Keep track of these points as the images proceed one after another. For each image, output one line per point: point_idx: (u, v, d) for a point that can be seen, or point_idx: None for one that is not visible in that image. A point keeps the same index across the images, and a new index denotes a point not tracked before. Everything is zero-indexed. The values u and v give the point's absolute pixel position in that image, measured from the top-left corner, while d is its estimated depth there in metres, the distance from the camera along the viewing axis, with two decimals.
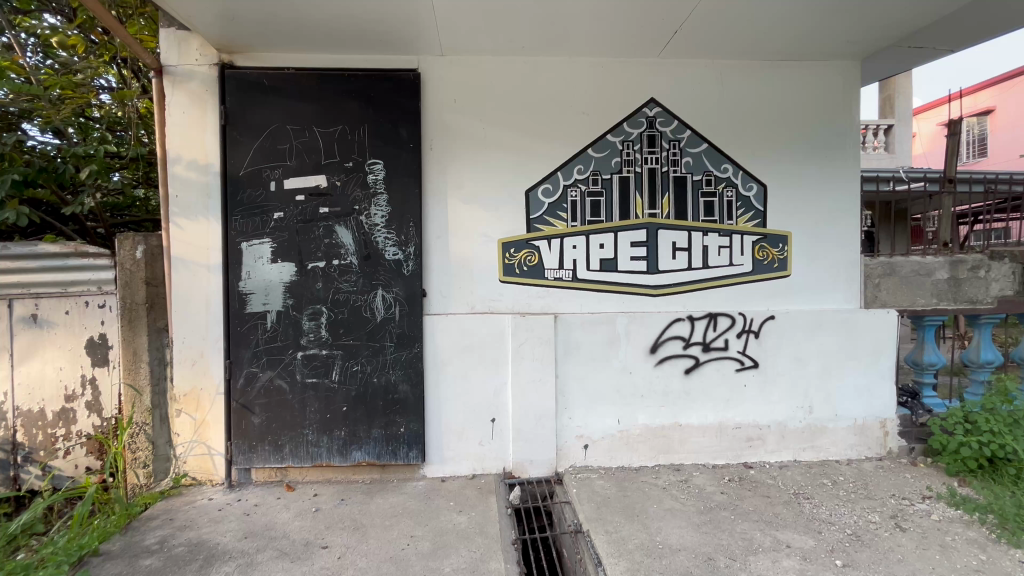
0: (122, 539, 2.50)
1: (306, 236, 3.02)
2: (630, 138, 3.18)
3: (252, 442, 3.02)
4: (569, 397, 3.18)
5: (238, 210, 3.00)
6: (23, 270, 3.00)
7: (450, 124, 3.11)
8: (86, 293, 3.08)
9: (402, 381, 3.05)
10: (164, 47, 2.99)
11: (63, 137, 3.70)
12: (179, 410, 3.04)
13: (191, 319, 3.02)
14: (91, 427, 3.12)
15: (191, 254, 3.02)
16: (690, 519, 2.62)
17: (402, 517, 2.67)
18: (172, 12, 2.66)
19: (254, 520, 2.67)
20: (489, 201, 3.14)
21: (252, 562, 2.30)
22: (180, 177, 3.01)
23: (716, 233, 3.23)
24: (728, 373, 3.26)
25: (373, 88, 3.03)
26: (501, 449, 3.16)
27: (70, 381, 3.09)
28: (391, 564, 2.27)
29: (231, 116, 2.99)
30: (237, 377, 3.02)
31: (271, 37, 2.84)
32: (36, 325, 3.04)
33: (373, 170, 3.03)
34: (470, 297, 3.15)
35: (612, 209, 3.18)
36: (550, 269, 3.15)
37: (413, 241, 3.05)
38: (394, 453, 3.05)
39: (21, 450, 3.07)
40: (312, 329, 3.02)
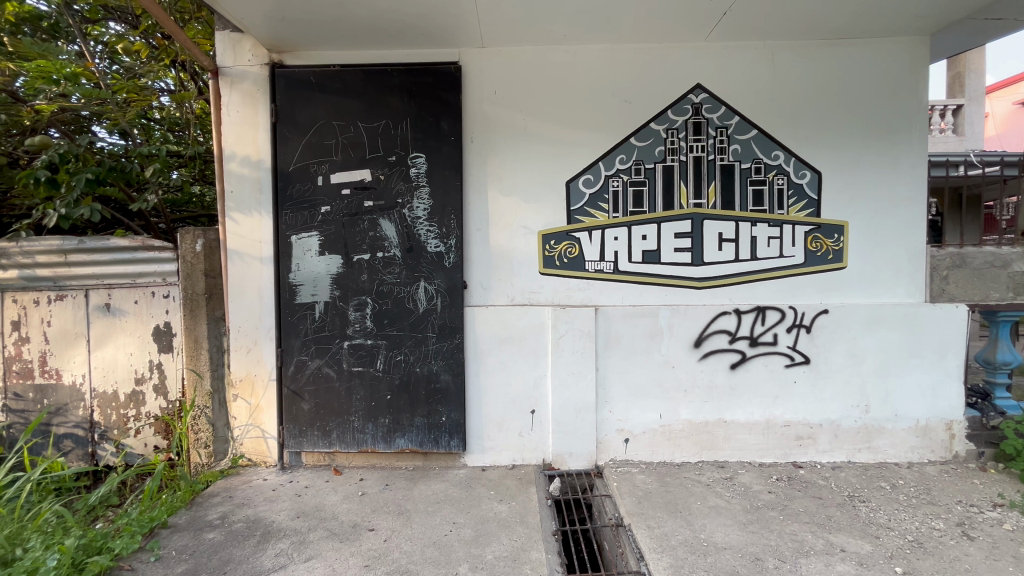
0: (187, 513, 2.68)
1: (351, 229, 3.10)
2: (674, 126, 3.09)
3: (303, 426, 3.16)
4: (609, 391, 3.15)
5: (287, 204, 3.12)
6: (99, 262, 3.26)
7: (490, 116, 3.11)
8: (152, 284, 3.30)
9: (444, 371, 3.10)
10: (219, 49, 3.14)
11: (128, 138, 4.00)
12: (236, 395, 3.21)
13: (246, 308, 3.18)
14: (158, 409, 3.34)
15: (245, 246, 3.17)
16: (736, 518, 2.55)
17: (444, 503, 2.74)
18: (226, 14, 2.76)
19: (305, 501, 2.80)
20: (529, 193, 3.13)
21: (304, 541, 2.41)
22: (235, 173, 3.16)
23: (765, 223, 3.09)
24: (777, 369, 3.14)
25: (415, 82, 3.07)
26: (541, 440, 3.17)
27: (139, 365, 3.32)
28: (434, 549, 2.33)
29: (281, 113, 3.11)
30: (288, 364, 3.15)
31: (318, 35, 2.92)
32: (110, 313, 3.30)
33: (416, 164, 3.07)
34: (509, 290, 3.16)
35: (655, 200, 3.10)
36: (590, 261, 3.12)
37: (454, 233, 3.08)
38: (436, 442, 3.12)
39: (98, 428, 3.35)
40: (357, 319, 3.12)
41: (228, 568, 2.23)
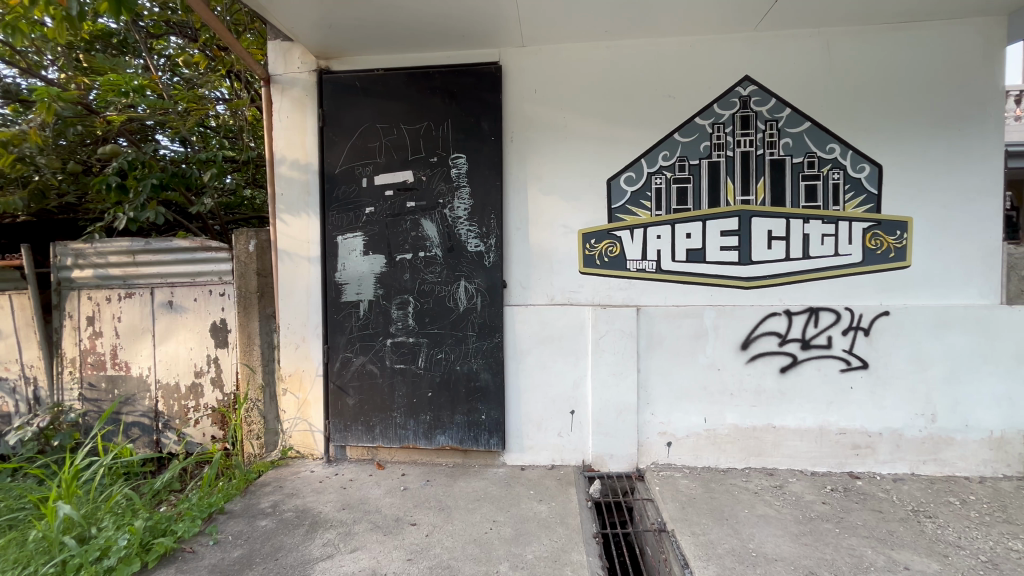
0: (242, 500, 2.82)
1: (394, 229, 3.17)
2: (720, 120, 2.99)
3: (348, 421, 3.26)
4: (651, 392, 3.08)
5: (334, 205, 3.22)
6: (163, 262, 3.49)
7: (530, 115, 3.11)
8: (210, 282, 3.50)
9: (484, 369, 3.12)
10: (271, 58, 3.28)
11: (187, 145, 4.25)
12: (286, 389, 3.35)
13: (295, 306, 3.31)
14: (215, 401, 3.52)
15: (294, 247, 3.30)
16: (787, 529, 2.44)
17: (484, 501, 2.76)
18: (277, 24, 2.88)
19: (350, 494, 2.89)
20: (569, 192, 3.10)
21: (350, 532, 2.49)
22: (285, 176, 3.30)
23: (819, 220, 2.94)
24: (831, 374, 2.98)
25: (456, 83, 3.10)
26: (580, 441, 3.14)
27: (198, 359, 3.51)
28: (475, 546, 2.35)
29: (327, 118, 3.21)
30: (334, 360, 3.26)
31: (362, 41, 3.00)
32: (172, 309, 3.51)
33: (457, 164, 3.11)
34: (549, 289, 3.14)
35: (700, 197, 3.01)
36: (632, 259, 3.06)
37: (494, 232, 3.09)
38: (476, 439, 3.15)
39: (162, 417, 3.57)
40: (400, 317, 3.18)
41: (279, 555, 2.32)
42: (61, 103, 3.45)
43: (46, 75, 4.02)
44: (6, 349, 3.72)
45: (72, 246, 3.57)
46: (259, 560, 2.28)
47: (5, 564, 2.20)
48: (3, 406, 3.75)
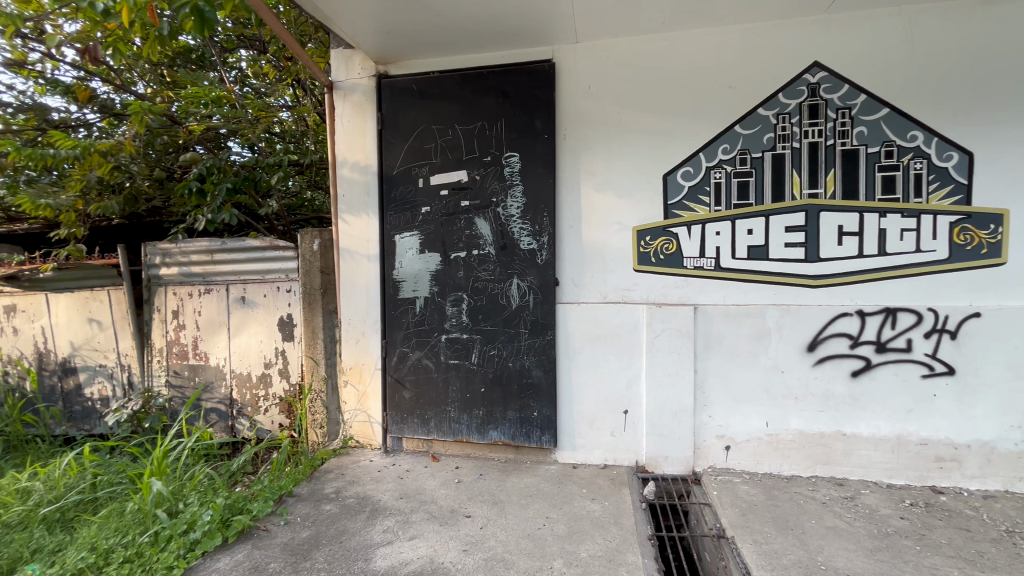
0: (308, 485, 2.99)
1: (449, 228, 3.25)
2: (786, 110, 2.84)
3: (404, 413, 3.37)
4: (708, 394, 2.98)
5: (392, 205, 3.34)
6: (237, 260, 3.76)
7: (583, 112, 3.09)
8: (278, 279, 3.73)
9: (536, 366, 3.14)
10: (334, 66, 3.44)
11: (255, 150, 4.53)
12: (347, 381, 3.52)
13: (356, 302, 3.46)
14: (283, 390, 3.74)
15: (355, 245, 3.45)
16: (860, 543, 2.30)
17: (537, 497, 2.78)
18: (341, 33, 3.02)
19: (407, 484, 2.99)
20: (623, 188, 3.05)
21: (408, 521, 2.58)
22: (347, 178, 3.45)
23: (898, 214, 2.73)
24: (910, 380, 2.77)
25: (509, 82, 3.13)
26: (634, 441, 3.09)
27: (267, 351, 3.75)
28: (529, 541, 2.37)
29: (386, 121, 3.34)
30: (392, 355, 3.38)
31: (419, 44, 3.09)
32: (245, 304, 3.77)
33: (510, 163, 3.13)
34: (602, 287, 3.11)
35: (763, 191, 2.87)
36: (689, 257, 2.97)
37: (547, 230, 3.10)
38: (528, 436, 3.17)
39: (236, 404, 3.85)
40: (454, 314, 3.26)
41: (343, 538, 2.44)
42: (151, 116, 3.78)
43: (136, 89, 4.41)
44: (105, 338, 4.11)
45: (160, 246, 3.90)
46: (325, 542, 2.42)
47: (108, 531, 2.47)
48: (102, 390, 4.15)
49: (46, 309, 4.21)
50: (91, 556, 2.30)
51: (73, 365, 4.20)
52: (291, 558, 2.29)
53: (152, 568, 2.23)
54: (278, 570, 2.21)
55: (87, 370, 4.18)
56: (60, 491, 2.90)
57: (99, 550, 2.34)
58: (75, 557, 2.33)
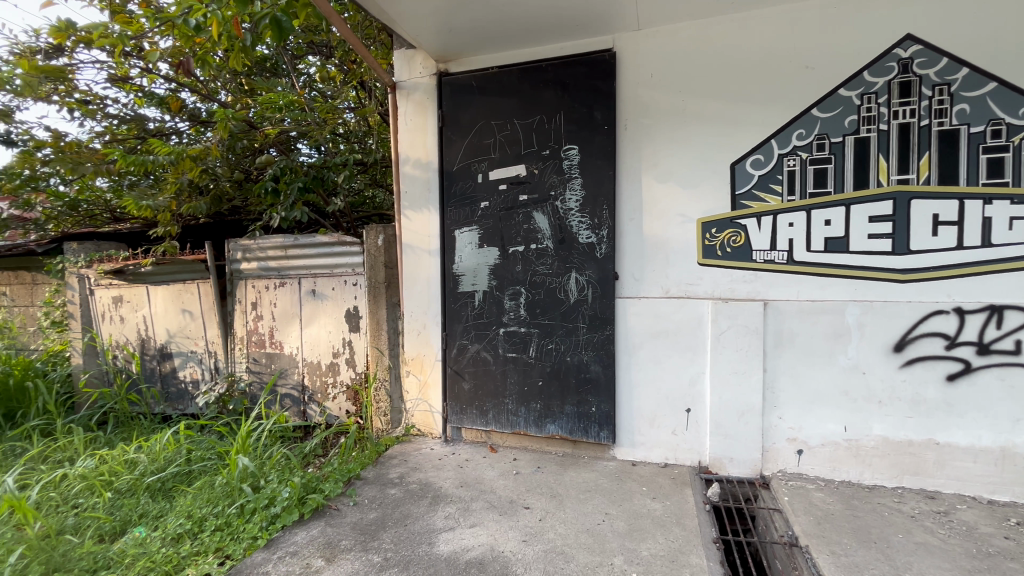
0: (374, 469, 3.14)
1: (508, 222, 3.27)
2: (871, 89, 2.61)
3: (463, 404, 3.46)
4: (779, 394, 2.83)
5: (452, 200, 3.41)
6: (308, 255, 4.00)
7: (645, 101, 3.00)
8: (345, 273, 3.92)
9: (594, 361, 3.10)
10: (397, 66, 3.55)
11: (322, 151, 4.77)
12: (409, 371, 3.65)
13: (417, 295, 3.58)
14: (350, 378, 3.95)
15: (417, 240, 3.56)
16: (956, 562, 2.10)
17: (595, 492, 2.76)
18: (403, 34, 3.12)
19: (467, 473, 3.07)
20: (687, 179, 2.94)
21: (468, 508, 2.64)
22: (409, 175, 3.57)
23: (1007, 200, 2.44)
24: (1019, 386, 2.48)
25: (568, 74, 3.10)
26: (697, 441, 2.99)
27: (335, 341, 3.97)
28: (588, 536, 2.36)
29: (447, 118, 3.41)
30: (452, 347, 3.47)
31: (479, 41, 3.13)
32: (315, 297, 4.01)
33: (569, 155, 3.11)
34: (664, 281, 3.02)
35: (844, 178, 2.66)
36: (759, 250, 2.82)
37: (607, 223, 3.05)
38: (585, 431, 3.15)
39: (308, 391, 4.10)
40: (512, 307, 3.28)
41: (408, 522, 2.54)
42: (233, 121, 4.08)
43: (220, 98, 4.78)
44: (196, 327, 4.51)
45: (242, 243, 4.20)
46: (391, 523, 2.53)
47: (202, 502, 2.73)
48: (193, 374, 4.57)
49: (146, 300, 4.66)
50: (188, 523, 2.56)
51: (169, 350, 4.64)
52: (360, 537, 2.42)
53: (240, 537, 2.45)
54: (348, 547, 2.34)
55: (181, 355, 4.60)
56: (161, 463, 3.24)
57: (194, 518, 2.60)
58: (175, 522, 2.59)
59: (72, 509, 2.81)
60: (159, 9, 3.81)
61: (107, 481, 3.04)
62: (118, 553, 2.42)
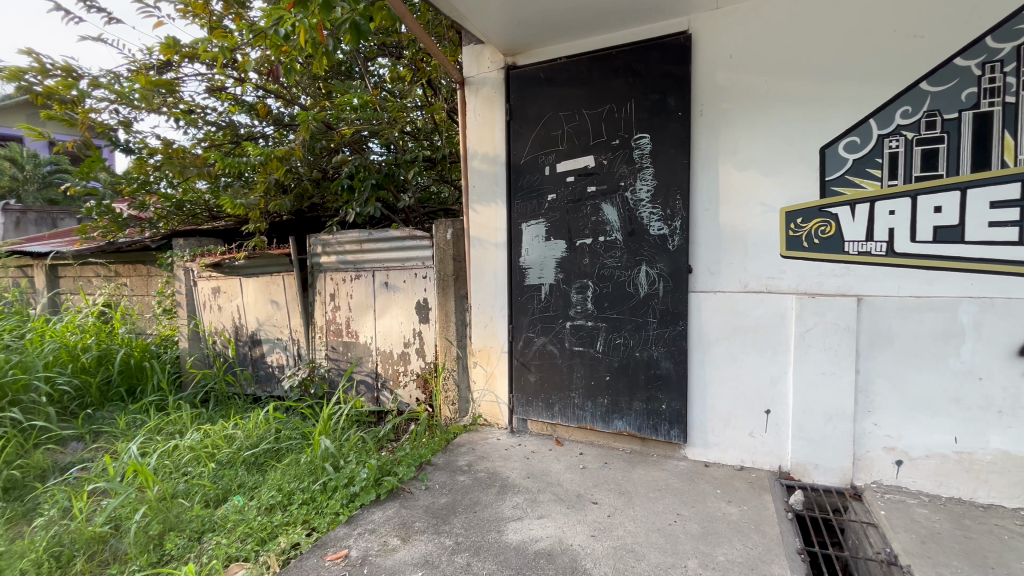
0: (443, 455, 3.24)
1: (576, 215, 3.23)
2: (996, 57, 2.29)
3: (529, 396, 3.48)
4: (874, 399, 2.59)
5: (519, 194, 3.43)
6: (381, 249, 4.19)
7: (723, 84, 2.84)
8: (416, 266, 4.07)
9: (665, 357, 3.00)
10: (466, 62, 3.61)
11: (392, 149, 4.96)
12: (476, 362, 3.73)
13: (485, 288, 3.63)
14: (419, 367, 4.10)
15: (484, 234, 3.61)
16: None
17: (666, 492, 2.68)
18: (472, 29, 3.15)
19: (533, 464, 3.09)
20: (770, 166, 2.75)
21: (536, 500, 2.66)
22: (477, 170, 3.62)
23: None
24: None
25: (640, 61, 2.99)
26: (777, 445, 2.81)
27: (406, 331, 4.14)
28: (659, 536, 2.30)
29: (514, 111, 3.42)
30: (518, 339, 3.50)
31: (547, 32, 3.10)
32: (388, 289, 4.19)
33: (640, 145, 3.01)
34: (742, 275, 2.85)
35: (959, 159, 2.36)
36: (852, 241, 2.59)
37: (680, 214, 2.92)
38: (655, 428, 3.06)
39: (381, 378, 4.31)
40: (579, 301, 3.25)
41: (477, 509, 2.61)
42: (314, 123, 4.34)
43: (301, 102, 5.11)
44: (281, 316, 4.88)
45: (322, 237, 4.48)
46: (461, 509, 2.60)
47: (291, 476, 2.97)
48: (279, 359, 4.95)
49: (240, 291, 5.11)
50: (278, 495, 2.79)
51: (259, 337, 5.05)
52: (432, 520, 2.51)
53: (324, 511, 2.63)
54: (422, 529, 2.44)
55: (269, 342, 5.00)
56: (255, 439, 3.54)
57: (284, 491, 2.83)
58: (268, 494, 2.83)
59: (183, 476, 3.16)
60: (250, 22, 4.13)
61: (210, 452, 3.38)
62: (221, 518, 2.69)
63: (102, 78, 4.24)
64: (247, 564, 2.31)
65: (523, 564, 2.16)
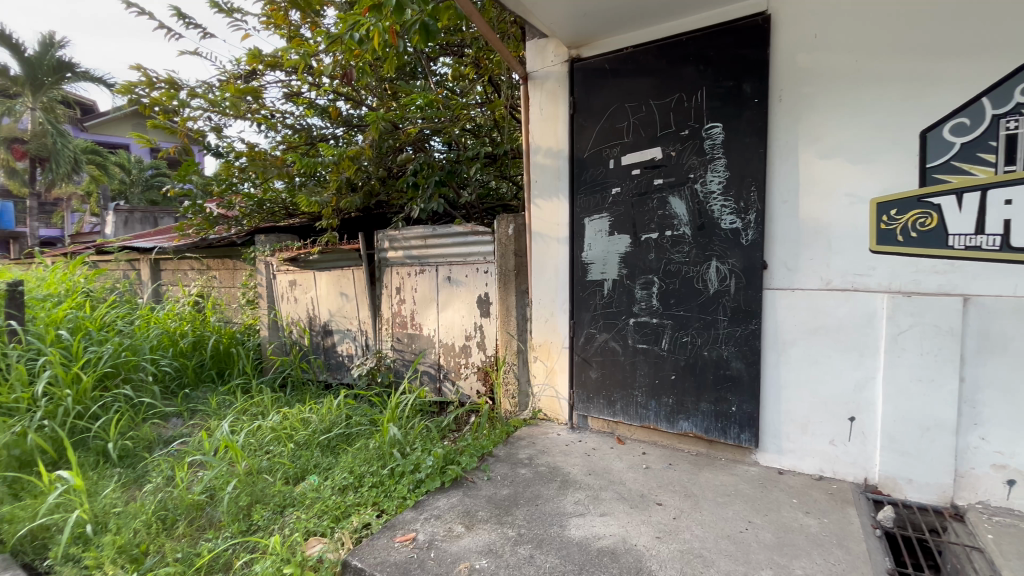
0: (504, 448, 3.29)
1: (641, 208, 3.14)
2: None
3: (591, 392, 3.45)
4: (980, 411, 2.32)
5: (583, 187, 3.39)
6: (444, 244, 4.31)
7: (806, 67, 2.65)
8: (478, 261, 4.14)
9: (736, 358, 2.86)
10: (529, 57, 3.61)
11: (454, 146, 5.07)
12: (537, 357, 3.74)
13: (546, 283, 3.63)
14: (480, 360, 4.17)
15: (546, 229, 3.61)
16: None
17: (736, 498, 2.56)
18: (537, 23, 3.14)
19: (594, 461, 3.06)
20: (860, 153, 2.54)
21: (598, 497, 2.64)
22: (540, 164, 3.62)
23: None
24: None
25: (712, 46, 2.86)
26: (863, 456, 2.61)
27: (468, 325, 4.22)
28: (730, 543, 2.20)
29: (579, 105, 3.39)
30: (579, 335, 3.47)
31: (613, 22, 3.03)
32: (451, 283, 4.30)
33: (712, 134, 2.88)
34: (825, 271, 2.65)
35: None
36: (957, 234, 2.33)
37: (754, 207, 2.77)
38: (723, 431, 2.94)
39: (443, 369, 4.43)
40: (644, 297, 3.16)
41: (539, 502, 2.62)
42: (382, 122, 4.51)
43: (368, 103, 5.33)
44: (351, 308, 5.14)
45: (389, 233, 4.66)
46: (523, 502, 2.63)
47: (361, 460, 3.13)
48: (349, 349, 5.23)
49: (314, 283, 5.43)
50: (351, 477, 2.95)
51: (331, 327, 5.36)
52: (495, 510, 2.56)
53: (392, 495, 2.76)
54: (485, 518, 2.49)
55: (339, 332, 5.29)
56: (328, 424, 3.77)
57: (355, 473, 2.99)
58: (341, 475, 3.00)
59: (266, 454, 3.42)
60: (325, 29, 4.36)
61: (289, 433, 3.64)
62: (300, 494, 2.89)
63: (198, 88, 4.65)
64: (324, 539, 2.48)
65: (586, 560, 2.14)
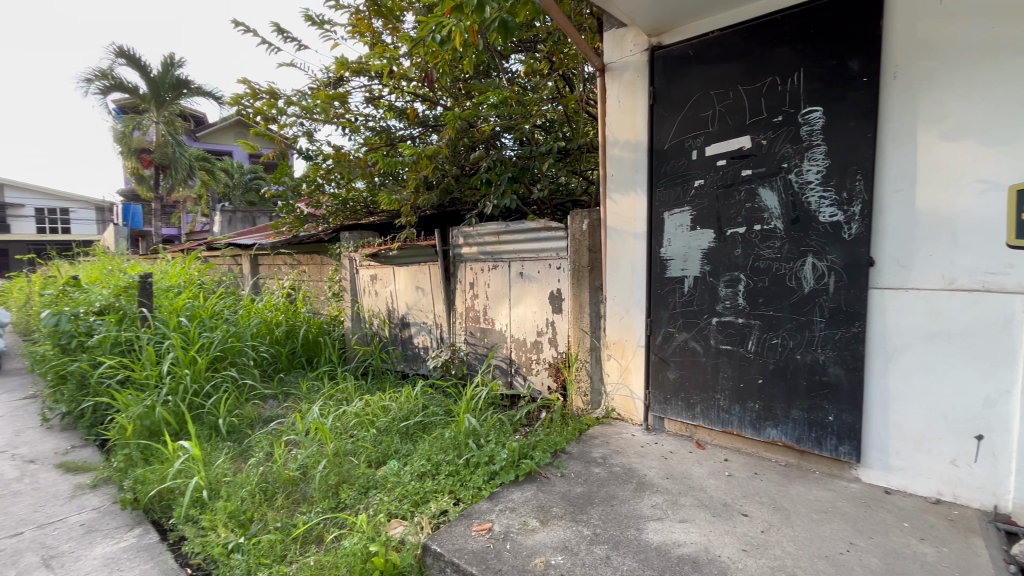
0: (577, 445, 3.26)
1: (726, 201, 2.97)
2: None
3: (668, 394, 3.32)
4: None
5: (662, 180, 3.26)
6: (517, 240, 4.34)
7: (927, 38, 2.34)
8: (550, 257, 4.12)
9: (834, 363, 2.63)
10: (607, 48, 3.52)
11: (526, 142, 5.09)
12: (611, 355, 3.66)
13: (621, 279, 3.55)
14: (551, 356, 4.17)
15: (622, 224, 3.51)
16: None
17: (834, 515, 2.35)
18: (617, 13, 3.06)
19: (672, 465, 2.95)
20: (996, 133, 2.21)
21: (677, 502, 2.54)
22: (617, 158, 3.53)
23: None
24: None
25: (812, 23, 2.62)
26: (991, 480, 2.28)
27: (539, 321, 4.23)
28: (828, 564, 2.02)
29: (659, 95, 3.26)
30: (656, 334, 3.35)
31: (698, 4, 2.87)
32: (523, 279, 4.32)
33: (810, 119, 2.65)
34: (947, 269, 2.35)
35: None
36: None
37: (860, 197, 2.52)
38: (818, 442, 2.71)
39: (514, 364, 4.48)
40: (729, 295, 2.99)
41: (615, 503, 2.57)
42: (458, 121, 4.63)
43: (444, 103, 5.49)
44: (426, 302, 5.34)
45: (463, 230, 4.78)
46: (598, 501, 2.59)
47: (438, 448, 3.25)
48: (424, 340, 5.45)
49: (393, 278, 5.72)
50: (428, 464, 3.07)
51: (408, 320, 5.61)
52: (569, 507, 2.55)
53: (468, 484, 2.84)
54: (560, 514, 2.48)
55: (416, 325, 5.52)
56: (406, 412, 3.95)
57: (432, 461, 3.10)
58: (419, 462, 3.14)
59: (351, 437, 3.64)
60: (406, 33, 4.54)
61: (371, 419, 3.86)
62: (382, 477, 3.05)
63: (294, 97, 5.05)
64: (405, 521, 2.60)
65: (665, 566, 2.07)
